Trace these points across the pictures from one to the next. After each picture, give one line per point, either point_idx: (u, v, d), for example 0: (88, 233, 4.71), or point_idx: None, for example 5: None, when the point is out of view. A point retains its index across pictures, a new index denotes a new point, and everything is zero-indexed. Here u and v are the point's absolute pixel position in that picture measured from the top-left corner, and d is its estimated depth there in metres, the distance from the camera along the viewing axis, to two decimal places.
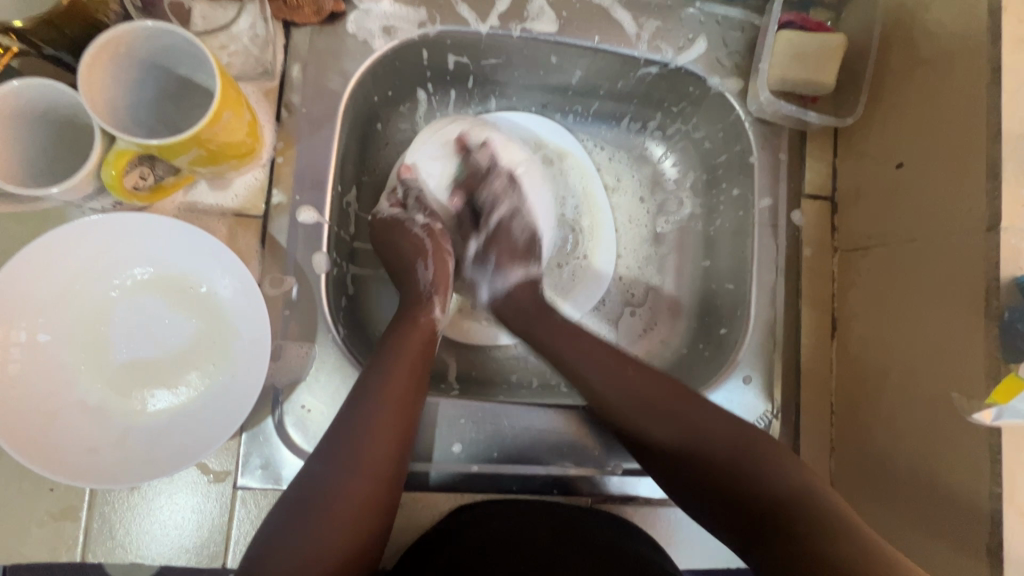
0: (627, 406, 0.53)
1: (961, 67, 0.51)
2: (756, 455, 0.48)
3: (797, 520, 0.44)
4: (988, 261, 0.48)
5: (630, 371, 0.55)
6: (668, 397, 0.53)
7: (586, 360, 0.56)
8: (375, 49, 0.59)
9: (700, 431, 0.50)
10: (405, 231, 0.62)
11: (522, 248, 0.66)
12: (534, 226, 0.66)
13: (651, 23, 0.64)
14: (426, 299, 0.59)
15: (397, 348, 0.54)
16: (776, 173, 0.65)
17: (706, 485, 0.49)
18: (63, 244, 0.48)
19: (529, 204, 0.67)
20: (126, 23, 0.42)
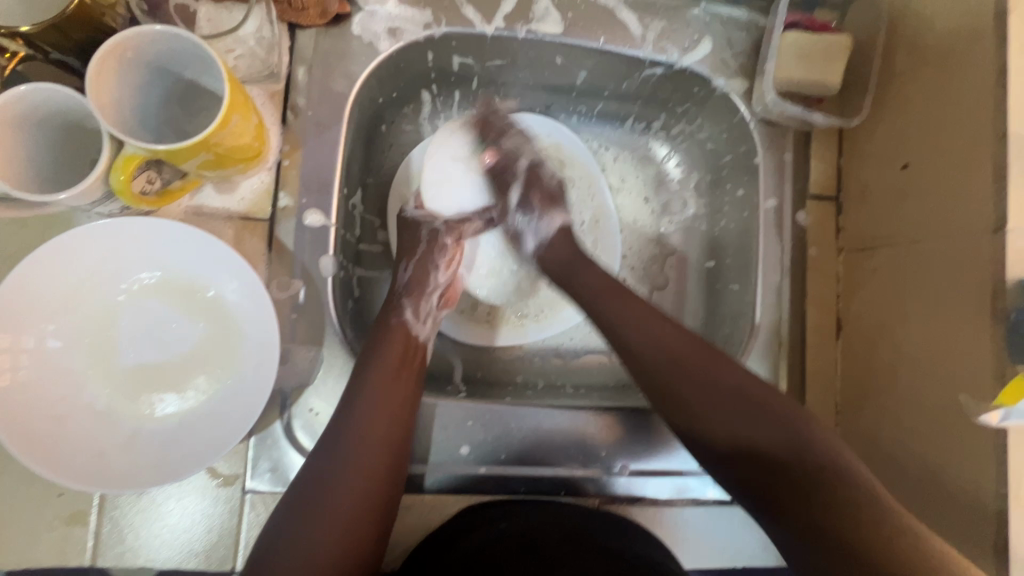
0: (668, 372, 0.51)
1: (968, 68, 0.51)
2: (793, 427, 0.46)
3: (831, 495, 0.43)
4: (994, 262, 0.48)
5: (666, 336, 0.52)
6: (706, 364, 0.50)
7: (626, 320, 0.54)
8: (380, 51, 0.59)
9: (735, 400, 0.48)
10: (412, 233, 0.63)
11: (555, 192, 0.66)
12: (537, 230, 0.64)
13: (656, 24, 0.64)
14: (397, 302, 0.59)
15: (377, 351, 0.54)
16: (781, 174, 0.65)
17: (740, 458, 0.47)
18: (70, 249, 0.48)
19: (519, 206, 0.66)
20: (134, 28, 0.42)
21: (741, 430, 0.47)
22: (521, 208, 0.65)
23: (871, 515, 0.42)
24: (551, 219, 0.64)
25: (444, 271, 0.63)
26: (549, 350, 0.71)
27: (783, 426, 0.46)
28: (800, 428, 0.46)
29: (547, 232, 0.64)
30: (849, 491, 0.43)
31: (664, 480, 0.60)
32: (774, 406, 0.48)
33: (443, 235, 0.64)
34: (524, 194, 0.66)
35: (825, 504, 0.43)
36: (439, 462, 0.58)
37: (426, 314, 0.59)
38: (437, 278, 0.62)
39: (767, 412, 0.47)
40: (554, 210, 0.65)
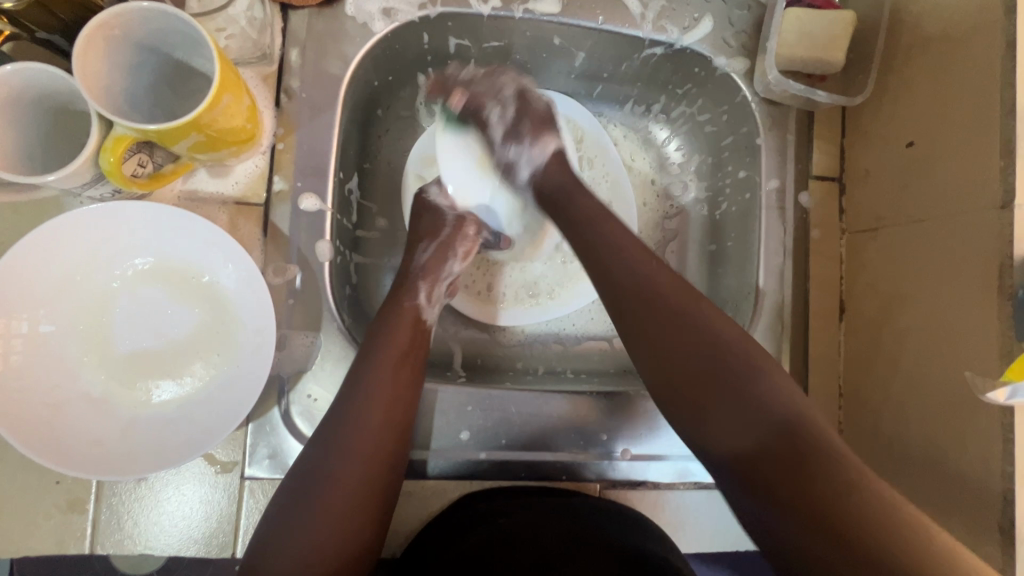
0: (644, 312, 0.50)
1: (975, 42, 0.50)
2: (763, 384, 0.45)
3: (797, 454, 0.41)
4: (1001, 239, 0.47)
5: (653, 277, 0.51)
6: (688, 309, 0.49)
7: (611, 259, 0.52)
8: (375, 32, 0.58)
9: (710, 351, 0.47)
10: (433, 216, 0.62)
11: (547, 117, 0.61)
12: (531, 158, 0.60)
13: (656, 3, 0.63)
14: (412, 284, 0.58)
15: (385, 336, 0.53)
16: (783, 155, 0.64)
17: (707, 409, 0.46)
18: (62, 234, 0.47)
19: (510, 131, 0.60)
20: (121, 4, 0.41)
21: (713, 375, 0.46)
22: (514, 135, 0.60)
23: (840, 473, 0.40)
24: (544, 143, 0.60)
25: (459, 262, 0.61)
26: (549, 335, 0.71)
27: (755, 382, 0.45)
28: (767, 382, 0.45)
29: (540, 157, 0.60)
30: (819, 448, 0.41)
31: (666, 463, 0.60)
32: (749, 362, 0.46)
33: (466, 223, 0.62)
34: (515, 116, 0.60)
35: (785, 462, 0.41)
36: (439, 449, 0.57)
37: (437, 299, 0.59)
38: (453, 266, 0.60)
39: (743, 365, 0.46)
40: (547, 131, 0.60)
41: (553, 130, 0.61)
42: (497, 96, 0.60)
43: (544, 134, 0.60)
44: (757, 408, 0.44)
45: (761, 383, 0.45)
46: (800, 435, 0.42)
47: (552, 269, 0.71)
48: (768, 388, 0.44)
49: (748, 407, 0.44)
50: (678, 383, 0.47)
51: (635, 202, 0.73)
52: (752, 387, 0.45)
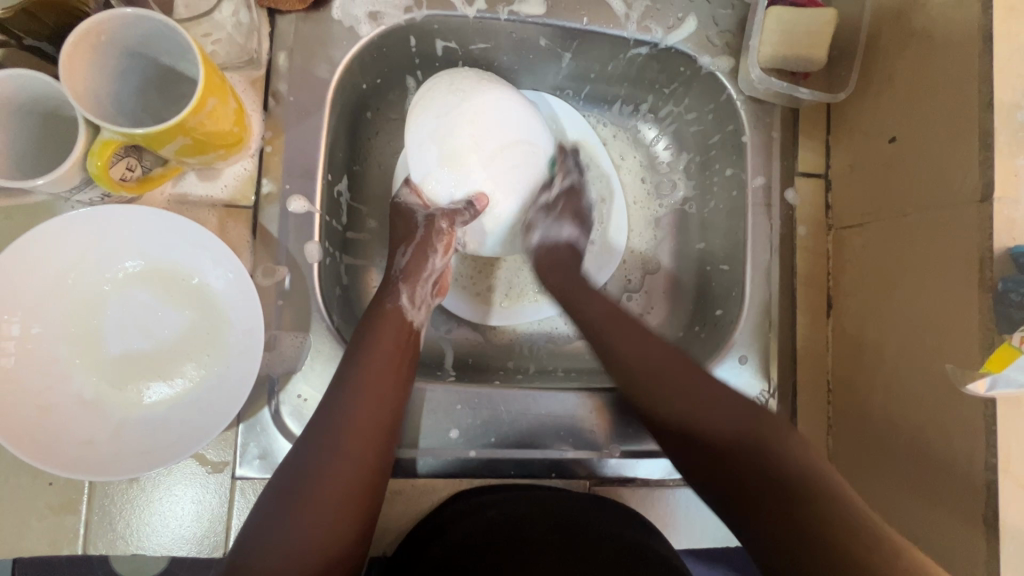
0: (654, 390, 0.51)
1: (952, 37, 0.51)
2: (780, 453, 0.44)
3: (818, 524, 0.40)
4: (981, 232, 0.47)
5: (655, 353, 0.52)
6: (690, 384, 0.50)
7: (614, 335, 0.55)
8: (361, 35, 0.59)
9: (719, 426, 0.47)
10: (407, 220, 0.61)
11: (580, 211, 0.66)
12: (548, 230, 0.64)
13: (640, 3, 0.63)
14: (393, 286, 0.58)
15: (369, 338, 0.53)
16: (768, 152, 0.64)
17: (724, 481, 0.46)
18: (52, 237, 0.48)
19: (544, 208, 0.64)
20: (106, 11, 0.42)
21: (725, 455, 0.46)
22: (546, 210, 0.64)
23: (868, 542, 0.39)
24: (566, 226, 0.65)
25: (442, 257, 0.61)
26: (541, 334, 0.71)
27: (771, 451, 0.44)
28: (783, 451, 0.44)
29: (555, 233, 0.64)
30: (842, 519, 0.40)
31: (655, 460, 0.60)
32: (760, 431, 0.46)
33: (438, 220, 0.60)
34: (556, 198, 0.65)
35: (808, 530, 0.40)
36: (429, 447, 0.57)
37: (421, 301, 0.59)
38: (434, 263, 0.61)
39: (753, 437, 0.45)
40: (575, 222, 0.66)
41: (582, 225, 0.66)
42: (563, 172, 0.67)
43: (567, 219, 0.65)
44: (771, 478, 0.43)
45: (778, 454, 0.44)
46: (820, 504, 0.41)
47: None
48: (787, 459, 0.44)
49: (761, 480, 0.44)
50: (695, 460, 0.48)
51: (627, 200, 0.74)
52: (769, 457, 0.44)
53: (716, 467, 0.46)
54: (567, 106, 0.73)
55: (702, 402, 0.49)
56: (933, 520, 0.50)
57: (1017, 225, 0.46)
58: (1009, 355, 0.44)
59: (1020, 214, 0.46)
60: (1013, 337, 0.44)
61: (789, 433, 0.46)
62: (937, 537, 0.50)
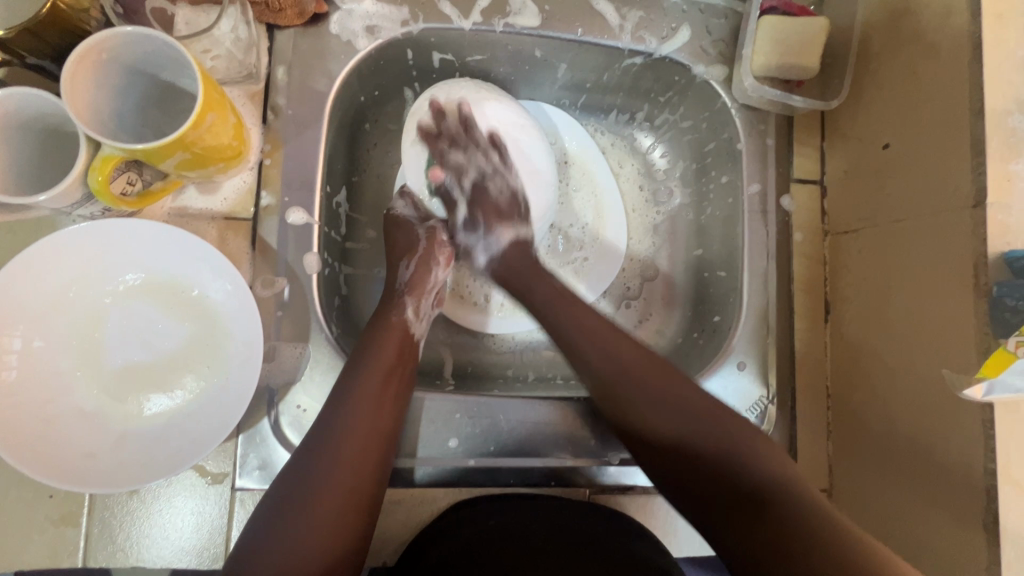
0: (620, 383, 0.51)
1: (943, 45, 0.51)
2: (748, 452, 0.46)
3: (786, 520, 0.41)
4: (975, 237, 0.47)
5: (626, 352, 0.53)
6: (663, 382, 0.51)
7: (593, 350, 0.54)
8: (359, 49, 0.60)
9: (688, 426, 0.48)
10: (407, 231, 0.62)
11: (506, 207, 0.62)
12: (487, 246, 0.62)
13: (634, 14, 0.64)
14: (398, 299, 0.58)
15: (372, 350, 0.53)
16: (763, 159, 0.65)
17: (692, 481, 0.46)
18: (53, 252, 0.49)
19: (531, 171, 0.63)
20: (108, 30, 0.43)
21: (694, 454, 0.47)
22: (534, 171, 0.63)
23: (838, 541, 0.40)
24: (502, 233, 0.61)
25: (445, 269, 0.62)
26: (539, 342, 0.71)
27: (739, 455, 0.46)
28: (751, 452, 0.46)
29: (496, 247, 0.61)
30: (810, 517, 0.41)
31: None
32: (728, 428, 0.48)
33: (439, 232, 0.62)
34: (456, 124, 0.61)
35: (776, 528, 0.41)
36: (428, 456, 0.57)
37: (425, 312, 0.60)
38: (437, 274, 0.61)
39: (722, 437, 0.47)
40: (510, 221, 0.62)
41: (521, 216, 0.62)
42: (458, 179, 0.62)
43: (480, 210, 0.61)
44: (739, 476, 0.45)
45: (745, 455, 0.46)
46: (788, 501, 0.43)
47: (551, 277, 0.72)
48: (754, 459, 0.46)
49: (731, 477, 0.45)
50: (663, 458, 0.48)
51: (625, 208, 0.75)
52: (739, 461, 0.46)
53: (682, 463, 0.47)
54: (564, 116, 0.74)
55: (670, 399, 0.50)
56: (934, 524, 0.50)
57: (1011, 230, 0.47)
58: (1005, 360, 0.44)
59: (1014, 219, 0.47)
60: (1007, 342, 0.45)
61: (752, 433, 0.48)
62: (938, 542, 0.50)
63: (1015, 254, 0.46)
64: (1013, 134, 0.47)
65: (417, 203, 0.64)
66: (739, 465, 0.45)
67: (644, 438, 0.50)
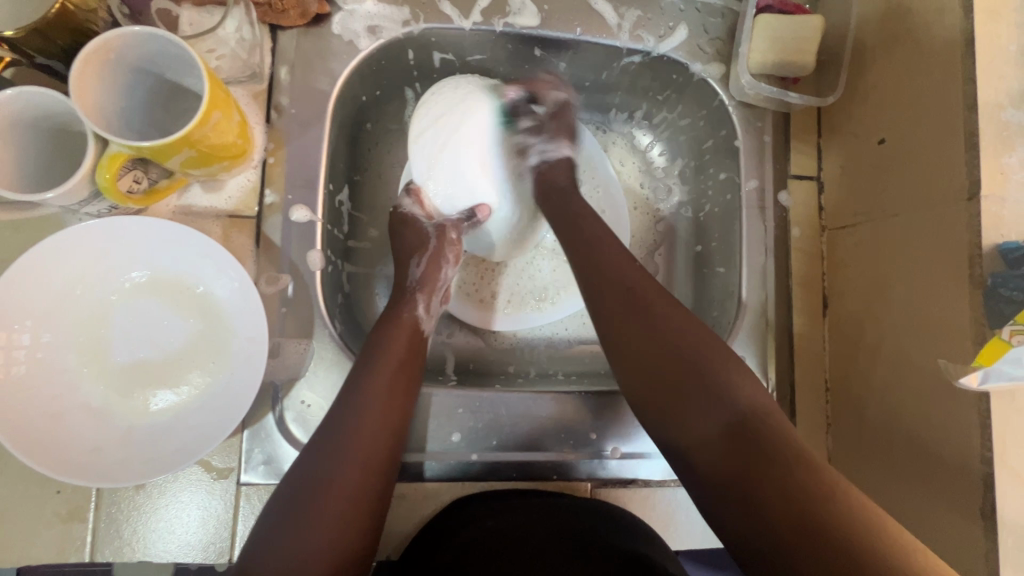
0: (621, 314, 0.52)
1: (936, 41, 0.52)
2: (733, 386, 0.46)
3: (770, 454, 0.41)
4: (970, 229, 0.48)
5: (634, 274, 0.54)
6: (641, 313, 0.51)
7: (599, 269, 0.55)
8: (361, 49, 0.60)
9: (682, 355, 0.48)
10: (416, 230, 0.62)
11: (563, 168, 0.65)
12: (527, 195, 0.65)
13: (632, 13, 0.65)
14: (411, 295, 0.59)
15: (381, 347, 0.54)
16: (761, 156, 0.65)
17: (678, 412, 0.46)
18: (61, 249, 0.49)
19: (534, 127, 0.65)
20: (115, 30, 0.43)
21: (681, 381, 0.47)
22: (535, 130, 0.65)
23: (816, 473, 0.40)
24: (559, 144, 0.66)
25: (454, 266, 0.63)
26: (539, 339, 0.72)
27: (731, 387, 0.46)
28: (739, 388, 0.46)
29: (553, 154, 0.65)
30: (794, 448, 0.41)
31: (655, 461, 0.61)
32: (719, 365, 0.47)
33: (449, 230, 0.62)
34: (542, 117, 0.66)
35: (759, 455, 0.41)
36: (433, 451, 0.58)
37: (434, 309, 0.61)
38: (447, 272, 0.63)
39: (711, 373, 0.47)
40: (566, 138, 0.66)
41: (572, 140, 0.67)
42: (546, 99, 0.66)
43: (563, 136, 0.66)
44: (726, 402, 0.45)
45: (733, 390, 0.45)
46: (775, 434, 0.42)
47: (555, 274, 0.73)
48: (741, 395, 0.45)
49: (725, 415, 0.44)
50: (656, 372, 0.48)
51: (626, 205, 0.75)
52: (728, 394, 0.45)
53: (670, 383, 0.47)
54: None
55: (669, 336, 0.49)
56: (933, 515, 0.51)
57: (1005, 222, 0.47)
58: (999, 348, 0.45)
59: (1007, 211, 0.47)
60: (1001, 331, 0.45)
61: (742, 370, 0.47)
62: (937, 532, 0.50)
63: (1009, 245, 0.46)
64: (1006, 127, 0.48)
65: (538, 109, 0.66)
66: (726, 399, 0.45)
67: (630, 357, 0.50)
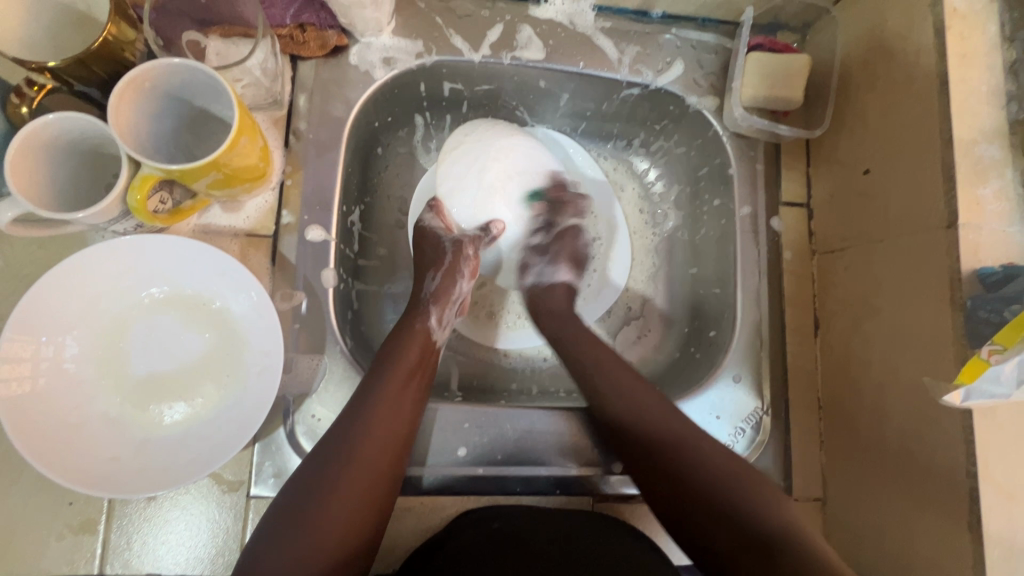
0: (635, 431, 0.55)
1: (914, 81, 0.56)
2: (766, 510, 0.48)
3: (778, 558, 0.44)
4: (950, 255, 0.51)
5: (642, 411, 0.56)
6: (671, 424, 0.55)
7: (602, 377, 0.59)
8: (376, 78, 0.64)
9: (709, 474, 0.51)
10: (434, 243, 0.64)
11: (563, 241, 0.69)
12: (543, 272, 0.68)
13: (631, 49, 0.69)
14: (423, 307, 0.61)
15: (394, 358, 0.55)
16: (754, 183, 0.69)
17: (699, 522, 0.49)
18: (87, 264, 0.51)
19: (537, 249, 0.68)
20: (154, 61, 0.46)
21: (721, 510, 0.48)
22: (539, 252, 0.68)
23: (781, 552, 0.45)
24: (559, 269, 0.68)
25: (469, 281, 0.64)
26: (540, 358, 0.74)
27: (748, 495, 0.49)
28: (772, 513, 0.48)
29: (549, 277, 0.68)
30: (811, 557, 0.44)
31: None
32: (750, 493, 0.49)
33: (466, 245, 0.64)
34: (557, 237, 0.69)
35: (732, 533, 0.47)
36: (437, 464, 0.59)
37: (448, 322, 0.62)
38: (461, 286, 0.64)
39: (745, 497, 0.49)
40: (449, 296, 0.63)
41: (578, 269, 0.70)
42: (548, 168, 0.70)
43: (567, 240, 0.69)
44: (744, 528, 0.47)
45: (775, 510, 0.48)
46: (776, 527, 0.46)
47: None
48: (780, 514, 0.48)
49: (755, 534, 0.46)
50: (694, 510, 0.50)
51: (627, 231, 0.77)
52: (744, 509, 0.48)
53: (688, 522, 0.50)
54: (568, 141, 0.78)
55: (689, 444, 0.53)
56: (922, 526, 0.53)
57: (981, 249, 0.51)
58: (980, 367, 0.47)
59: (983, 238, 0.51)
60: (981, 351, 0.48)
61: (780, 494, 0.50)
62: (927, 544, 0.52)
63: (987, 270, 0.50)
64: (979, 161, 0.52)
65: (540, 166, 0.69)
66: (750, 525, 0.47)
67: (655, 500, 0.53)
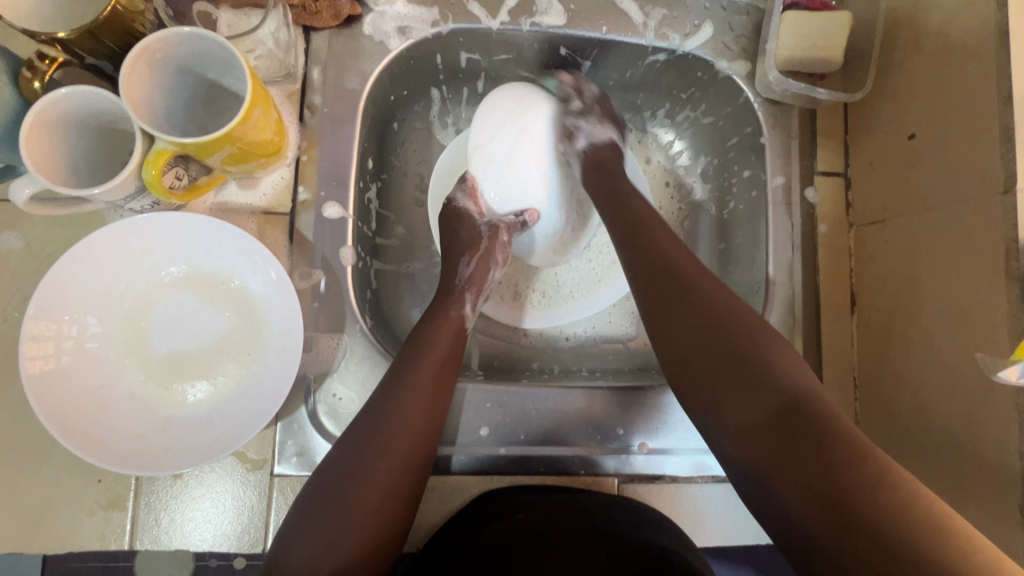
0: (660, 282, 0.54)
1: (969, 33, 0.52)
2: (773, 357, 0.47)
3: (787, 404, 0.44)
4: (1006, 223, 0.48)
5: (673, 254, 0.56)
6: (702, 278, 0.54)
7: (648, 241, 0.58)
8: (391, 49, 0.62)
9: (725, 329, 0.50)
10: (469, 226, 0.63)
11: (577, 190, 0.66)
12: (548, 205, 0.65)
13: (657, 11, 0.65)
14: (458, 295, 0.60)
15: (425, 345, 0.54)
16: (787, 152, 0.66)
17: (706, 370, 0.49)
18: (106, 242, 0.51)
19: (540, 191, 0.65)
20: (162, 30, 0.45)
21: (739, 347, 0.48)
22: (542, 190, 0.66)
23: (858, 468, 0.39)
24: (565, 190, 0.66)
25: (500, 268, 0.64)
26: (563, 338, 0.72)
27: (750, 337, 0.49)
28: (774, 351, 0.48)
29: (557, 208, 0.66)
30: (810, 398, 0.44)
31: (683, 456, 0.61)
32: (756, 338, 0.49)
33: (500, 231, 0.64)
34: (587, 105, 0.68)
35: (792, 439, 0.42)
36: (462, 444, 0.59)
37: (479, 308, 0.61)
38: (494, 275, 0.63)
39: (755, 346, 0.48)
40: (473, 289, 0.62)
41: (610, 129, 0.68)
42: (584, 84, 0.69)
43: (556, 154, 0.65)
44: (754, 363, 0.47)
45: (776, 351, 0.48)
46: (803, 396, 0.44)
47: (579, 274, 0.73)
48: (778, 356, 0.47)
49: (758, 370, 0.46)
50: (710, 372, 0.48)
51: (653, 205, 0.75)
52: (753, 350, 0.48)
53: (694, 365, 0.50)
54: None
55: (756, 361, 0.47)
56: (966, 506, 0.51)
57: None
58: None
59: None
60: None
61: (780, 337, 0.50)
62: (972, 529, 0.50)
63: None
64: None
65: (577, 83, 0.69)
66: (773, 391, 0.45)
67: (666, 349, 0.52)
